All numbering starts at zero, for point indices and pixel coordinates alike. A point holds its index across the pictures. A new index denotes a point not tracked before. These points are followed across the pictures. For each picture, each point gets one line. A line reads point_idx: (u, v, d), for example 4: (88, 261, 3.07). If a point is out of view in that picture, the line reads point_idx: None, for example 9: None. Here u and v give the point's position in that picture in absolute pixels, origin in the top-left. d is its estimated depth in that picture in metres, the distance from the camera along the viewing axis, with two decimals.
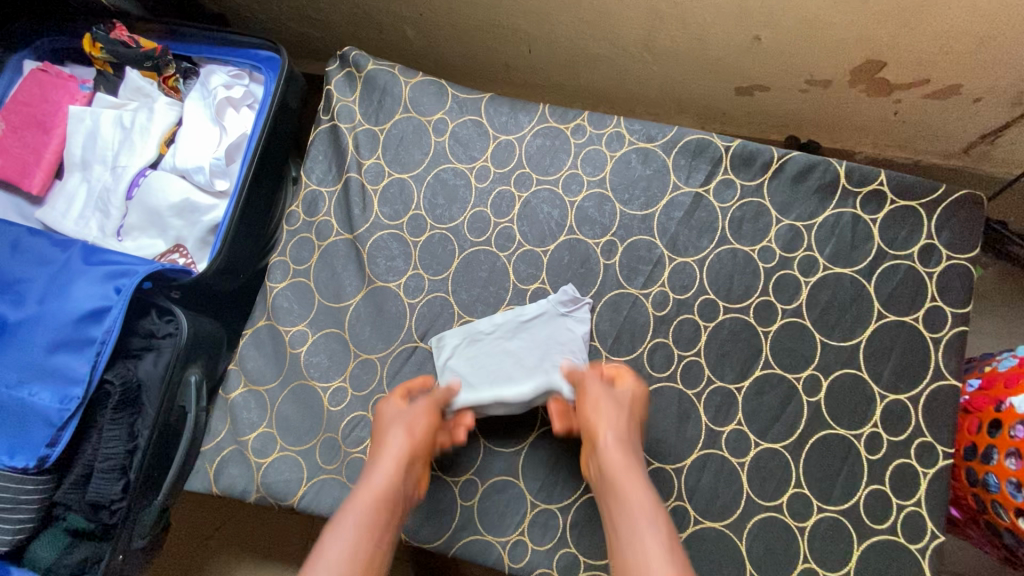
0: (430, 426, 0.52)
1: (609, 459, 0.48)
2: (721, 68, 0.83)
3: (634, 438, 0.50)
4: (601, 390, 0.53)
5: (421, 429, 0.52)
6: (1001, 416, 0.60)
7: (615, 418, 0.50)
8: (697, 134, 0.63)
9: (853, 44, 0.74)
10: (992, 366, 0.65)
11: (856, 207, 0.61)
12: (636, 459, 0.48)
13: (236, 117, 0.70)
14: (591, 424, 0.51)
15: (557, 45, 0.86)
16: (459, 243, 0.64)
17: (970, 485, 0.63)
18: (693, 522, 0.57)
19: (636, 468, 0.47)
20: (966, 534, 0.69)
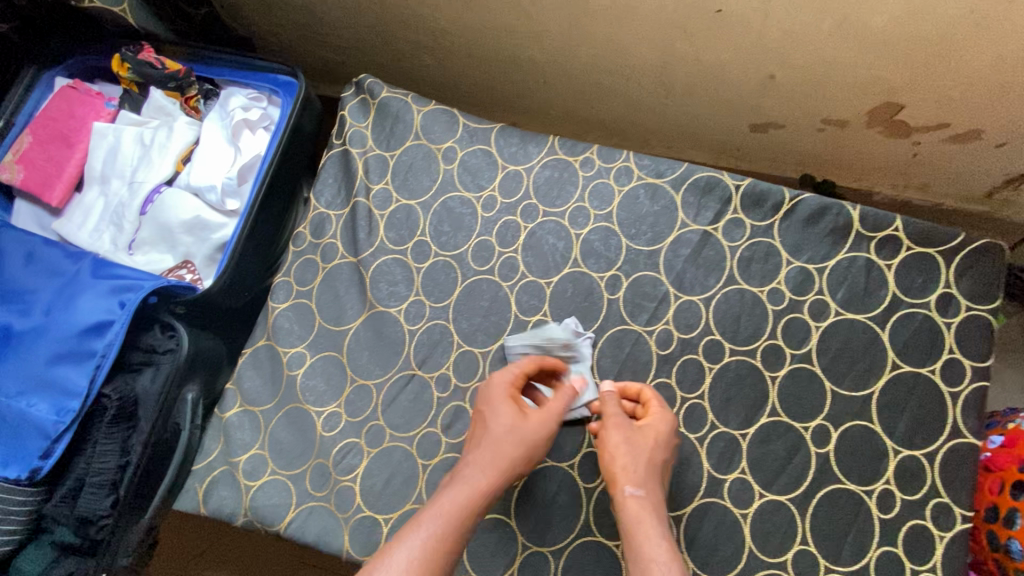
0: (518, 426, 0.52)
1: (632, 508, 0.50)
2: (735, 104, 0.83)
3: (659, 484, 0.52)
4: (632, 430, 0.54)
5: (520, 434, 0.52)
6: None
7: (640, 467, 0.52)
8: (707, 171, 0.63)
9: (869, 86, 0.73)
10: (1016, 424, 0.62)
11: (871, 251, 0.59)
12: (657, 509, 0.51)
13: (252, 138, 0.71)
14: (616, 467, 0.52)
15: (571, 78, 0.87)
16: (462, 271, 0.64)
17: (991, 550, 0.59)
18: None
19: (655, 521, 0.50)
20: None
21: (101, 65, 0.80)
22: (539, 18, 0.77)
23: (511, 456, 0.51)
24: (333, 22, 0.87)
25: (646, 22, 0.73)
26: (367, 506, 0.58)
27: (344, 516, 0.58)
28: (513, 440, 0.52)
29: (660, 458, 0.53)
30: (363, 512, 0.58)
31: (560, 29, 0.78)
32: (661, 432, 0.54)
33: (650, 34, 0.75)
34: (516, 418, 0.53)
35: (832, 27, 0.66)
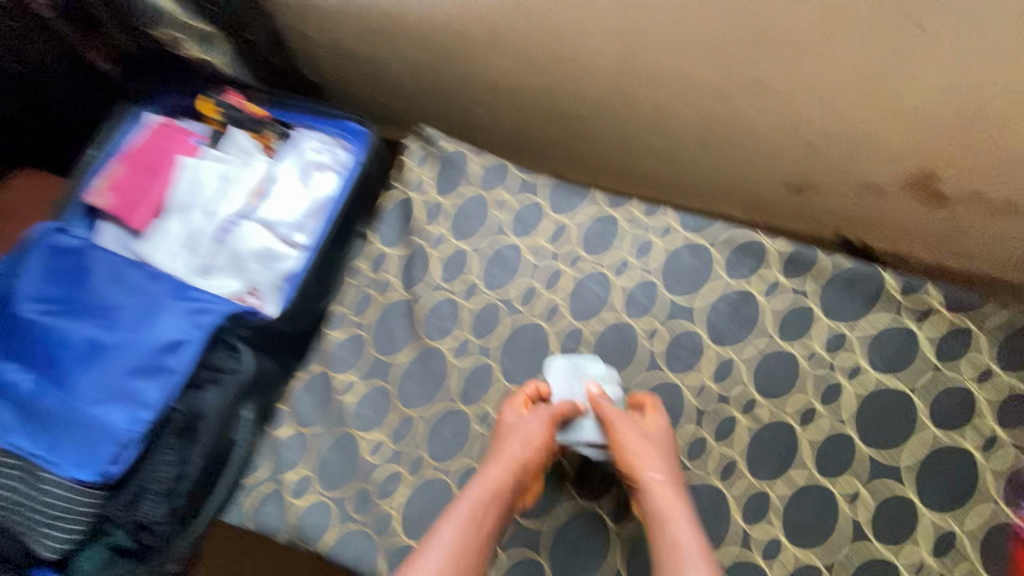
0: (535, 420, 0.57)
1: (647, 494, 0.52)
2: (771, 166, 0.86)
3: (668, 468, 0.54)
4: (633, 422, 0.57)
5: (539, 428, 0.56)
6: None
7: (650, 450, 0.55)
8: (746, 233, 0.67)
9: (905, 159, 0.76)
10: None
11: (906, 318, 0.60)
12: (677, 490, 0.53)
13: (322, 179, 0.77)
14: (629, 454, 0.55)
15: (613, 137, 0.93)
16: (508, 312, 0.68)
17: None
18: None
19: (677, 500, 0.52)
20: None
21: (186, 104, 0.88)
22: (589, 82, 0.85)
23: (525, 452, 0.55)
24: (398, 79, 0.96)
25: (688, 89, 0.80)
26: (404, 532, 0.60)
27: (382, 540, 0.60)
28: (540, 437, 0.56)
29: (665, 447, 0.56)
30: (399, 537, 0.60)
31: (606, 93, 0.86)
32: (657, 427, 0.57)
33: (691, 101, 0.81)
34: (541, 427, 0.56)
35: (863, 101, 0.72)
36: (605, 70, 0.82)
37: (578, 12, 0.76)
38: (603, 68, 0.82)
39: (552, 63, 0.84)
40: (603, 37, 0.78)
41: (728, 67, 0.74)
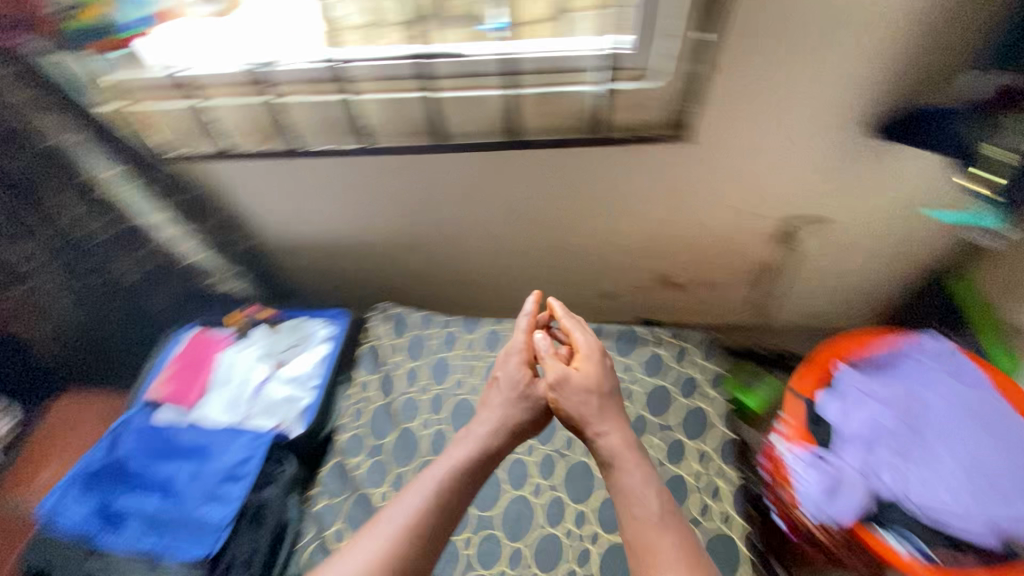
0: (510, 401, 0.93)
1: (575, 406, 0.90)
2: (585, 292, 1.45)
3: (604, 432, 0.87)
4: (582, 367, 0.94)
5: (502, 410, 0.93)
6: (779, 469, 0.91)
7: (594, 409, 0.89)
8: (567, 324, 1.21)
9: (644, 275, 1.40)
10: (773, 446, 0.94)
11: (664, 350, 1.16)
12: (626, 439, 0.86)
13: (319, 345, 1.22)
14: (587, 413, 0.90)
15: (493, 299, 1.47)
16: (449, 396, 1.13)
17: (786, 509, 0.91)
18: (606, 537, 0.95)
19: (631, 461, 0.83)
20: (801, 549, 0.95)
21: (211, 317, 1.29)
22: (489, 271, 1.36)
23: (504, 418, 0.92)
24: (358, 287, 1.44)
25: (528, 268, 1.36)
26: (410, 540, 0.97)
27: None
28: (510, 412, 0.92)
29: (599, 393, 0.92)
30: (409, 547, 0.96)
31: (503, 275, 1.37)
32: (586, 367, 0.93)
33: (556, 269, 1.36)
34: (510, 421, 0.91)
35: (643, 248, 1.30)
36: (468, 270, 1.37)
37: (443, 244, 1.30)
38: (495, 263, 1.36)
39: (439, 268, 1.36)
40: (465, 253, 1.32)
41: (531, 255, 1.32)
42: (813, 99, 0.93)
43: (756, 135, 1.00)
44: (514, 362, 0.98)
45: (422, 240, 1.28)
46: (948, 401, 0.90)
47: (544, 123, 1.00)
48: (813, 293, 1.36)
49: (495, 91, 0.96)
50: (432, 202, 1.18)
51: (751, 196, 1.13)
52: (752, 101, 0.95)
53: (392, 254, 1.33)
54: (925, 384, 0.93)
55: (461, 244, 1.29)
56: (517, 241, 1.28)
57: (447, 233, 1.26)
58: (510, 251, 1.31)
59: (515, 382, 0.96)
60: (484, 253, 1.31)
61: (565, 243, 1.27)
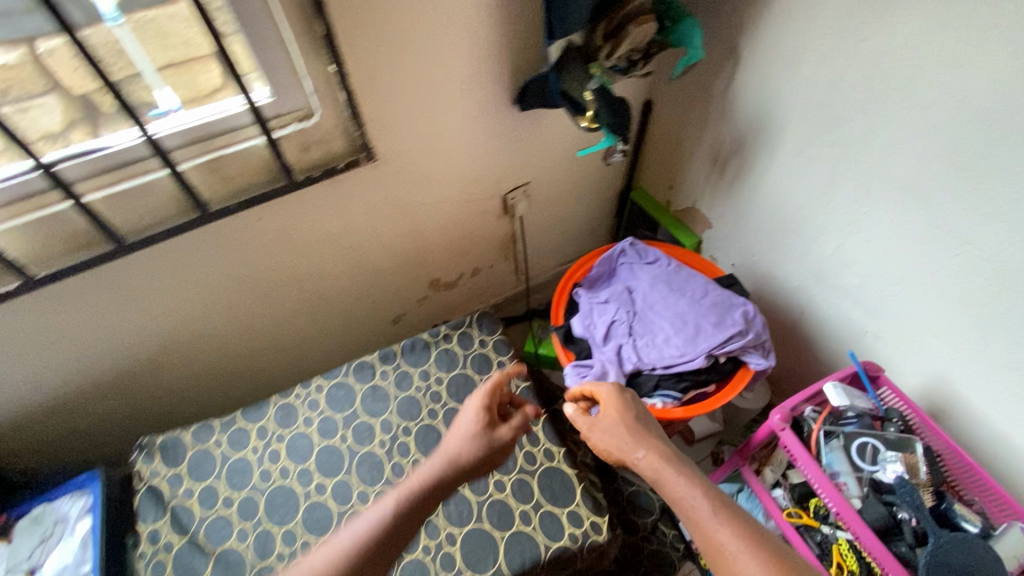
0: (464, 435, 0.89)
1: (631, 450, 0.82)
2: (372, 321, 1.49)
3: (650, 447, 0.80)
4: (617, 409, 0.88)
5: (466, 441, 0.88)
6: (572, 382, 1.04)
7: (629, 434, 0.83)
8: (356, 361, 1.20)
9: (417, 285, 1.48)
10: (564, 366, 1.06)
11: (453, 343, 1.23)
12: (664, 455, 0.79)
13: (80, 524, 1.00)
14: (621, 449, 0.83)
15: (285, 361, 1.43)
16: (259, 492, 1.03)
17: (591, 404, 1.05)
18: (460, 533, 0.98)
19: (668, 465, 0.77)
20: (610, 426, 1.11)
21: None
22: (255, 338, 1.31)
23: (456, 450, 0.86)
24: (120, 426, 1.24)
25: (302, 317, 1.35)
26: None
27: None
28: (463, 444, 0.87)
29: (634, 426, 0.84)
30: None
31: (273, 336, 1.34)
32: (627, 409, 0.87)
33: (323, 310, 1.37)
34: (452, 452, 0.86)
35: (396, 262, 1.37)
36: (240, 345, 1.30)
37: (196, 334, 1.20)
38: (264, 329, 1.31)
39: (208, 359, 1.27)
40: (226, 331, 1.25)
41: (297, 306, 1.31)
42: (462, 96, 1.08)
43: (433, 137, 1.13)
44: (467, 415, 0.93)
45: (162, 342, 1.17)
46: (655, 279, 1.12)
47: (229, 185, 0.97)
48: (549, 239, 1.61)
49: (164, 169, 0.88)
50: (150, 302, 1.08)
51: (459, 186, 1.28)
52: (416, 112, 1.06)
53: (142, 370, 1.19)
54: (640, 274, 1.15)
55: (215, 324, 1.21)
56: (273, 299, 1.25)
57: (194, 322, 1.18)
58: (272, 310, 1.28)
59: (473, 420, 0.92)
60: (246, 323, 1.26)
61: (318, 281, 1.29)
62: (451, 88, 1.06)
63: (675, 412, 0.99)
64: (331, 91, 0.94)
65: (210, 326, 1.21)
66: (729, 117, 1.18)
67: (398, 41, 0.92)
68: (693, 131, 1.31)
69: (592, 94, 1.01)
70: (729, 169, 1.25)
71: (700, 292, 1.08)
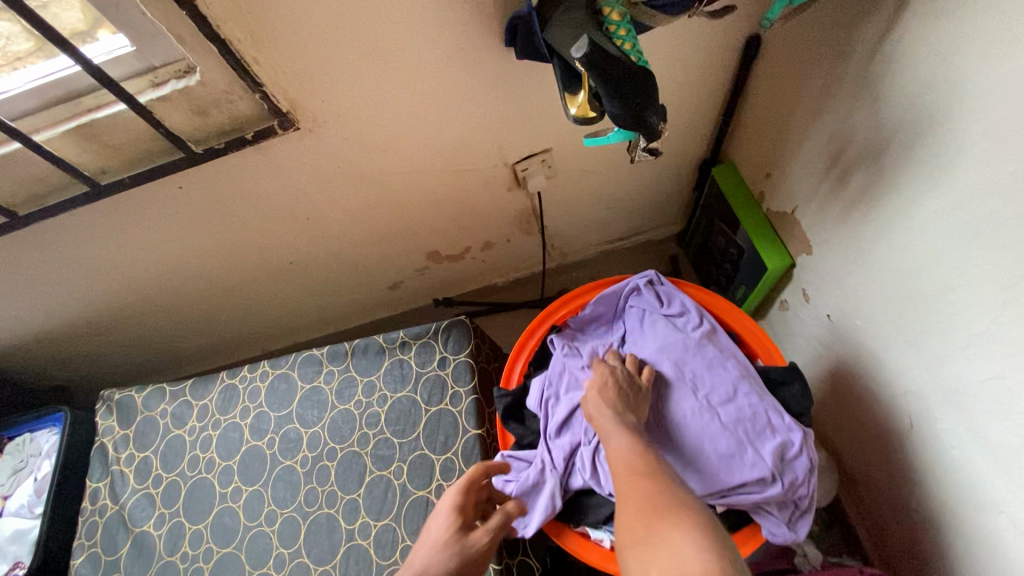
0: (433, 544, 0.68)
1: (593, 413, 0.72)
2: (365, 287, 1.31)
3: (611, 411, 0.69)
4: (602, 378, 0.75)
5: (430, 554, 0.67)
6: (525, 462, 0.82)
7: (602, 399, 0.71)
8: (305, 353, 1.05)
9: (411, 255, 1.24)
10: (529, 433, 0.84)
11: (410, 355, 1.02)
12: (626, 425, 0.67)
13: (44, 463, 1.06)
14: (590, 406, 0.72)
15: (274, 316, 1.33)
16: (183, 480, 1.01)
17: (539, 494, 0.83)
18: None
19: (617, 428, 0.66)
20: None
21: None
22: (232, 297, 1.22)
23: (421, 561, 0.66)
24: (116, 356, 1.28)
25: (278, 280, 1.20)
26: None
27: None
28: (427, 554, 0.67)
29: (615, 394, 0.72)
30: None
31: (251, 296, 1.23)
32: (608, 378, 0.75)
33: (303, 275, 1.21)
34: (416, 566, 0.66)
35: (377, 233, 1.14)
36: (217, 301, 1.22)
37: (163, 289, 1.13)
38: (238, 289, 1.20)
39: (185, 309, 1.21)
40: (195, 288, 1.16)
41: (268, 270, 1.16)
42: (415, 38, 0.73)
43: (386, 95, 0.81)
44: (438, 510, 0.72)
45: (128, 296, 1.12)
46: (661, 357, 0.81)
47: (118, 155, 0.79)
48: (589, 216, 1.22)
49: (15, 143, 0.72)
50: (95, 264, 1.00)
51: (443, 154, 0.96)
52: (347, 63, 0.74)
53: (120, 317, 1.17)
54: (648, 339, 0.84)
55: (180, 282, 1.12)
56: (236, 262, 1.11)
57: (154, 279, 1.09)
58: (240, 273, 1.15)
59: (442, 515, 0.71)
60: (215, 282, 1.15)
61: (283, 249, 1.11)
62: (395, 28, 0.71)
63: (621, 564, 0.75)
64: (204, 43, 0.66)
65: (175, 283, 1.12)
66: (871, 98, 0.67)
67: None
68: (808, 105, 0.79)
69: (579, 66, 0.58)
70: (851, 182, 0.75)
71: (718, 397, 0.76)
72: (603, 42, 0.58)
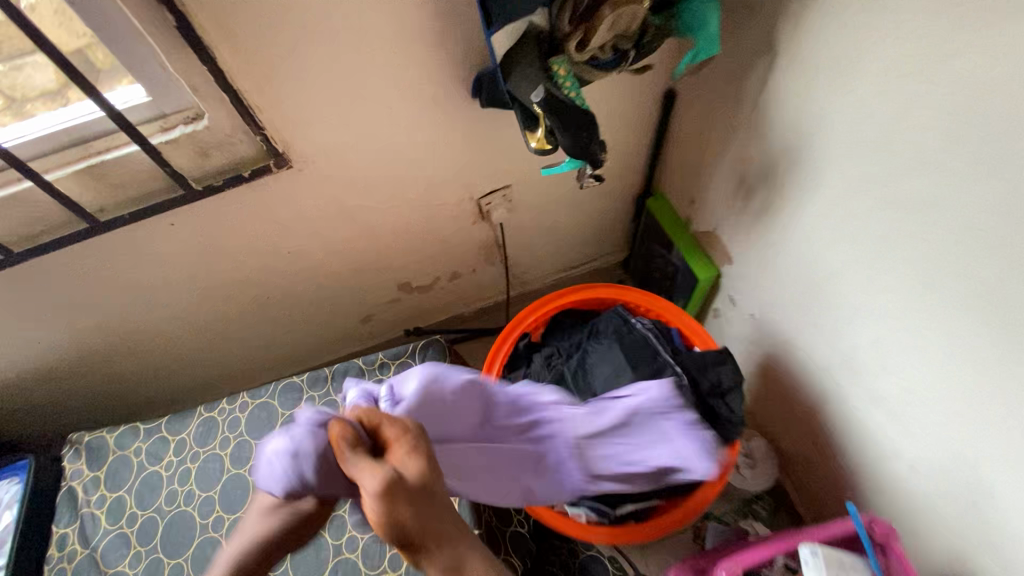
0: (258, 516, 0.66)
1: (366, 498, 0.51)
2: (337, 320, 1.37)
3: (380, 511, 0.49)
4: (360, 464, 0.51)
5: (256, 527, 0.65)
6: None
7: (368, 495, 0.49)
8: (286, 380, 1.10)
9: (383, 287, 1.33)
10: None
11: (389, 375, 1.09)
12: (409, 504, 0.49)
13: (3, 515, 1.02)
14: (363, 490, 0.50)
15: (246, 354, 1.36)
16: (160, 515, 1.00)
17: None
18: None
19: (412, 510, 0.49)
20: None
21: None
22: (206, 335, 1.25)
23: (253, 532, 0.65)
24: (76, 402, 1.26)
25: (254, 316, 1.25)
26: None
27: None
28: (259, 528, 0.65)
29: (371, 501, 0.49)
30: None
31: (225, 334, 1.27)
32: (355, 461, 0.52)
33: (279, 310, 1.27)
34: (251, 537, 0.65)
35: (353, 266, 1.23)
36: (191, 340, 1.24)
37: (136, 328, 1.15)
38: (212, 327, 1.23)
39: (157, 349, 1.23)
40: (169, 327, 1.18)
41: (245, 305, 1.21)
42: (396, 89, 0.87)
43: (369, 137, 0.93)
44: (265, 486, 0.66)
45: (101, 336, 1.14)
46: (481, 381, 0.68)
47: (119, 194, 0.86)
48: (544, 246, 1.37)
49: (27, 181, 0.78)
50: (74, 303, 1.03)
51: (416, 190, 1.08)
52: (337, 109, 0.86)
53: (87, 359, 1.17)
54: (450, 368, 0.69)
55: (155, 321, 1.15)
56: (214, 298, 1.16)
57: (129, 318, 1.12)
58: (216, 310, 1.19)
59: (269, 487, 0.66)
60: (190, 320, 1.19)
61: (262, 283, 1.18)
62: (379, 80, 0.84)
63: None
64: (216, 93, 0.76)
65: (150, 321, 1.15)
66: (759, 132, 0.86)
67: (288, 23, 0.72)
68: (716, 141, 0.99)
69: (538, 108, 0.74)
70: (754, 198, 0.93)
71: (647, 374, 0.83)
72: (554, 90, 0.74)
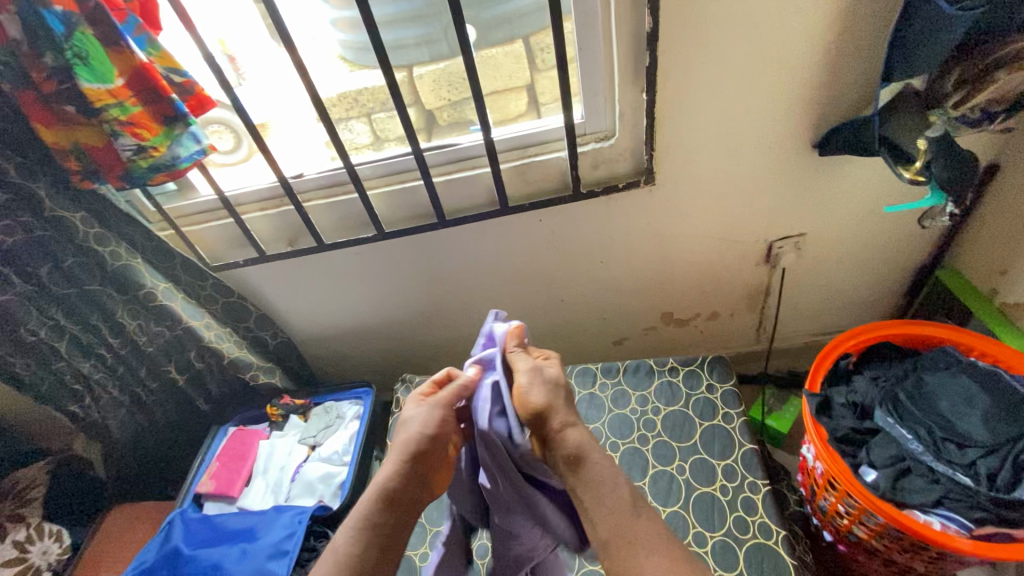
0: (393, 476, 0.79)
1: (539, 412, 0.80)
2: (600, 334, 1.54)
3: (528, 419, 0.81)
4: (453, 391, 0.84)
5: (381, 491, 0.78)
6: (849, 473, 0.85)
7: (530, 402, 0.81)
8: (584, 366, 1.25)
9: (652, 311, 1.48)
10: (822, 431, 0.90)
11: (677, 377, 1.19)
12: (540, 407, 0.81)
13: (349, 426, 1.31)
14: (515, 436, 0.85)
15: None
16: None
17: (852, 502, 0.87)
18: None
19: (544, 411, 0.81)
20: (836, 523, 0.98)
21: (254, 416, 1.37)
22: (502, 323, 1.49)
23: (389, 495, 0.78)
24: (389, 354, 1.55)
25: (544, 313, 1.47)
26: None
27: None
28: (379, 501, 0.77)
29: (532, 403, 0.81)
30: None
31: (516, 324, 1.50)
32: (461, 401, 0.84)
33: (564, 313, 1.47)
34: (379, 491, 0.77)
35: (639, 287, 1.41)
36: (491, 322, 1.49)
37: (464, 304, 1.43)
38: (510, 314, 1.47)
39: (464, 326, 1.49)
40: (484, 308, 1.45)
41: (545, 302, 1.44)
42: (758, 134, 1.08)
43: (715, 173, 1.15)
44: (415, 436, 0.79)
45: (438, 305, 1.43)
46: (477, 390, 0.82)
47: (527, 187, 1.17)
48: (810, 302, 1.43)
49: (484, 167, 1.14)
50: (440, 271, 1.34)
51: (724, 226, 1.26)
52: (706, 143, 1.09)
53: (418, 321, 1.47)
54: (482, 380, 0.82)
55: (479, 300, 1.42)
56: (528, 292, 1.40)
57: (465, 293, 1.40)
58: (523, 302, 1.43)
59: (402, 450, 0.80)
60: (502, 306, 1.44)
61: (564, 287, 1.40)
62: (748, 126, 1.06)
63: (960, 539, 0.75)
64: (636, 118, 1.05)
65: (477, 300, 1.42)
66: None
67: (713, 70, 0.97)
68: None
69: (925, 142, 0.90)
70: None
71: (1003, 403, 0.85)
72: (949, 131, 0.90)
